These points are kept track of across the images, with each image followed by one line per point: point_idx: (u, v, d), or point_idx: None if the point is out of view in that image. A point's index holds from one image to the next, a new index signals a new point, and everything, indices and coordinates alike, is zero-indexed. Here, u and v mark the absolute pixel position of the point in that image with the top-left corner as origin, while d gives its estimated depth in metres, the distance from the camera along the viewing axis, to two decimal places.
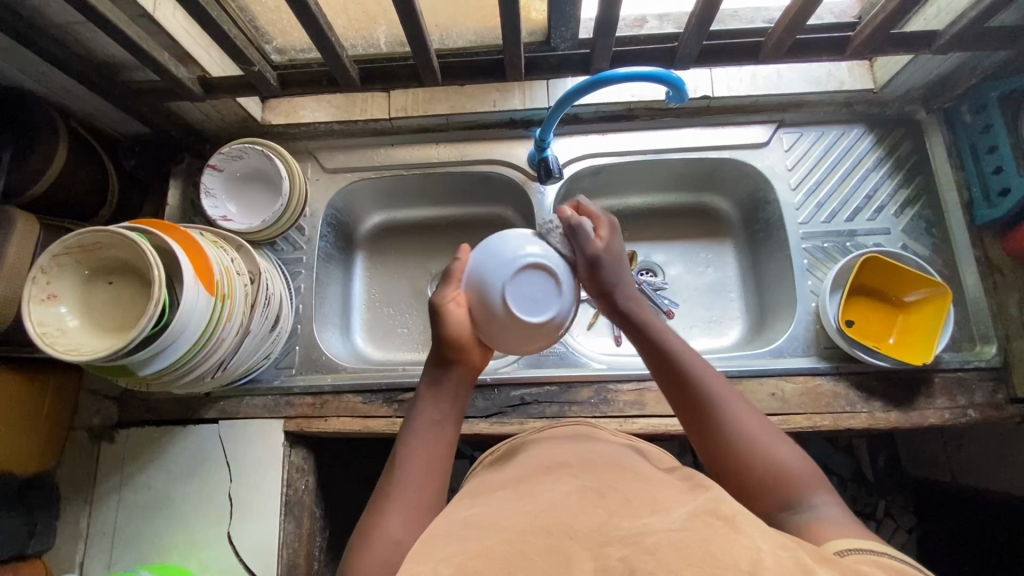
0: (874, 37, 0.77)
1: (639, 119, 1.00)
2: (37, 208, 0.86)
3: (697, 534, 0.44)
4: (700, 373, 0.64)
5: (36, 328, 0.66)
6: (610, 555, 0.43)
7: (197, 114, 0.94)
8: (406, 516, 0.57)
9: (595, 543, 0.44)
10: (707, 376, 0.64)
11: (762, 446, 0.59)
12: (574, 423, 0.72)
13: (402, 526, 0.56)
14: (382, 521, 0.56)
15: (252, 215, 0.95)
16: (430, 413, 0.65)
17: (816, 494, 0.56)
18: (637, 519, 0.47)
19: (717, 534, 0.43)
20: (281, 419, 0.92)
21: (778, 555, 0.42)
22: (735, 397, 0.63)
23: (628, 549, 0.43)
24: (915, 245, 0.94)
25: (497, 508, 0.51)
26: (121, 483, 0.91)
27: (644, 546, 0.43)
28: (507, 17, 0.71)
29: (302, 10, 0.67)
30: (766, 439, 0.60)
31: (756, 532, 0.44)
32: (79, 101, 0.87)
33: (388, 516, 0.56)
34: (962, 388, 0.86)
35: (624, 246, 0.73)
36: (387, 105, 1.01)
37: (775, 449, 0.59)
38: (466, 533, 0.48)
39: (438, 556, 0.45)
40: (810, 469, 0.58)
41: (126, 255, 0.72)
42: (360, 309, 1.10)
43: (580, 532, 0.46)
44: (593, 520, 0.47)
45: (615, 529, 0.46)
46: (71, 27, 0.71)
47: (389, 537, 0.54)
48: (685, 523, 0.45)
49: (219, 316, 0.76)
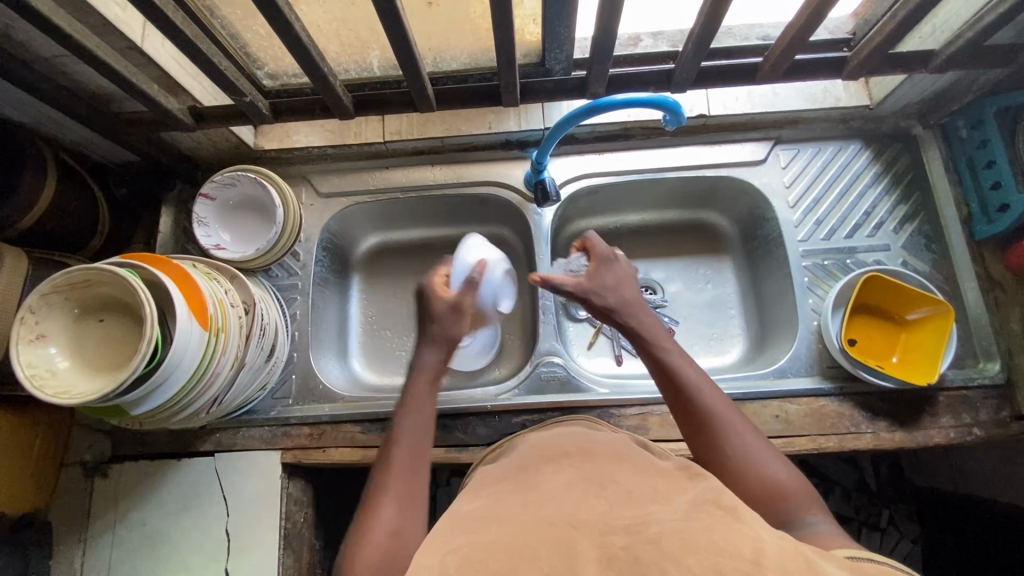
0: (872, 57, 0.76)
1: (636, 138, 1.00)
2: (25, 240, 0.84)
3: (698, 523, 0.43)
4: (702, 392, 0.65)
5: (24, 370, 0.64)
6: (613, 543, 0.43)
7: (189, 142, 0.93)
8: (396, 512, 0.58)
9: (598, 532, 0.44)
10: (710, 395, 0.65)
11: (759, 463, 0.60)
12: (575, 421, 0.74)
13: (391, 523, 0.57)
14: (374, 518, 0.58)
15: (248, 244, 0.94)
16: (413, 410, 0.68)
17: (810, 512, 0.57)
18: (643, 508, 0.48)
19: (718, 524, 0.43)
20: (278, 451, 0.90)
21: (780, 545, 0.42)
22: (737, 417, 0.64)
23: (631, 539, 0.43)
24: (915, 261, 0.94)
25: (500, 504, 0.52)
26: (115, 521, 0.89)
27: (648, 535, 0.43)
28: (501, 43, 0.70)
29: (294, 43, 0.66)
30: (764, 457, 0.60)
31: (758, 524, 0.44)
32: (68, 131, 0.86)
33: (379, 513, 0.58)
34: (966, 406, 0.86)
35: (626, 275, 0.77)
36: (381, 128, 1.00)
37: (773, 468, 0.60)
38: (473, 525, 0.49)
39: (447, 549, 0.45)
40: (805, 490, 0.58)
41: (117, 291, 0.70)
42: (357, 333, 1.09)
43: (587, 521, 0.46)
44: (597, 510, 0.48)
45: (616, 520, 0.46)
46: (59, 60, 0.70)
47: (378, 534, 0.56)
48: (688, 513, 0.46)
49: (213, 350, 0.74)
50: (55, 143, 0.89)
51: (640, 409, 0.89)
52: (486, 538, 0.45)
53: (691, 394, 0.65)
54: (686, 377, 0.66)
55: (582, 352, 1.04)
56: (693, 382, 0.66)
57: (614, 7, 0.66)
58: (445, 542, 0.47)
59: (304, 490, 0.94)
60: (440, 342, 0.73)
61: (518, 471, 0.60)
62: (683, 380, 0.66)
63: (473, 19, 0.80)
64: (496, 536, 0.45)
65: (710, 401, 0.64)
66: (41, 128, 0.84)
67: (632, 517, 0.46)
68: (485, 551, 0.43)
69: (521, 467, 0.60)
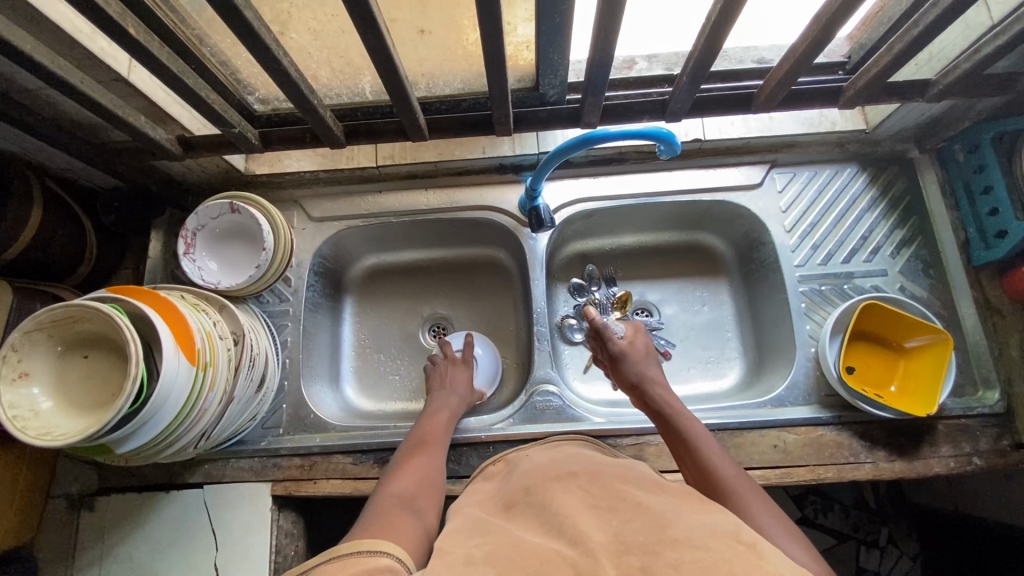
0: (869, 87, 0.76)
1: (630, 161, 0.99)
2: (10, 271, 0.83)
3: (720, 553, 0.42)
4: (715, 458, 0.67)
5: (6, 412, 0.63)
6: (630, 563, 0.42)
7: (179, 169, 0.92)
8: (415, 475, 0.72)
9: (613, 551, 0.44)
10: (725, 464, 0.66)
11: (768, 529, 0.56)
12: (572, 444, 0.71)
13: (410, 481, 0.70)
14: (396, 479, 0.70)
15: (234, 271, 0.92)
16: (438, 420, 0.84)
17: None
18: (655, 523, 0.47)
19: (739, 556, 0.41)
20: (268, 483, 0.89)
21: None
22: (754, 493, 0.62)
23: (649, 558, 0.42)
24: (913, 287, 0.93)
25: (510, 528, 0.51)
26: (101, 555, 0.88)
27: (667, 560, 0.42)
28: (493, 75, 0.69)
29: (283, 78, 0.65)
30: (775, 528, 0.57)
31: (779, 559, 0.42)
32: (55, 159, 0.85)
33: (401, 477, 0.71)
34: (966, 435, 0.85)
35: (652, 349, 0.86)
36: (374, 153, 0.99)
37: (784, 539, 0.55)
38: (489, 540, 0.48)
39: (465, 546, 0.47)
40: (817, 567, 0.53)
41: (102, 327, 0.69)
42: (349, 357, 1.07)
43: (600, 542, 0.45)
44: (611, 531, 0.47)
45: (635, 537, 0.45)
46: (41, 92, 0.68)
47: (400, 486, 0.69)
48: (706, 540, 0.44)
49: (201, 386, 0.73)
50: (42, 170, 0.87)
51: (637, 438, 0.88)
52: (496, 557, 0.45)
53: (705, 461, 0.67)
54: (702, 446, 0.69)
55: (577, 376, 1.03)
56: (709, 450, 0.68)
57: (608, 39, 0.65)
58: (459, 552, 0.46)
59: (295, 522, 0.92)
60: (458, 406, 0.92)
61: (520, 496, 0.58)
62: (699, 447, 0.68)
63: (466, 46, 0.79)
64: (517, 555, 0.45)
65: (725, 468, 0.65)
66: (26, 156, 0.83)
67: (649, 532, 0.46)
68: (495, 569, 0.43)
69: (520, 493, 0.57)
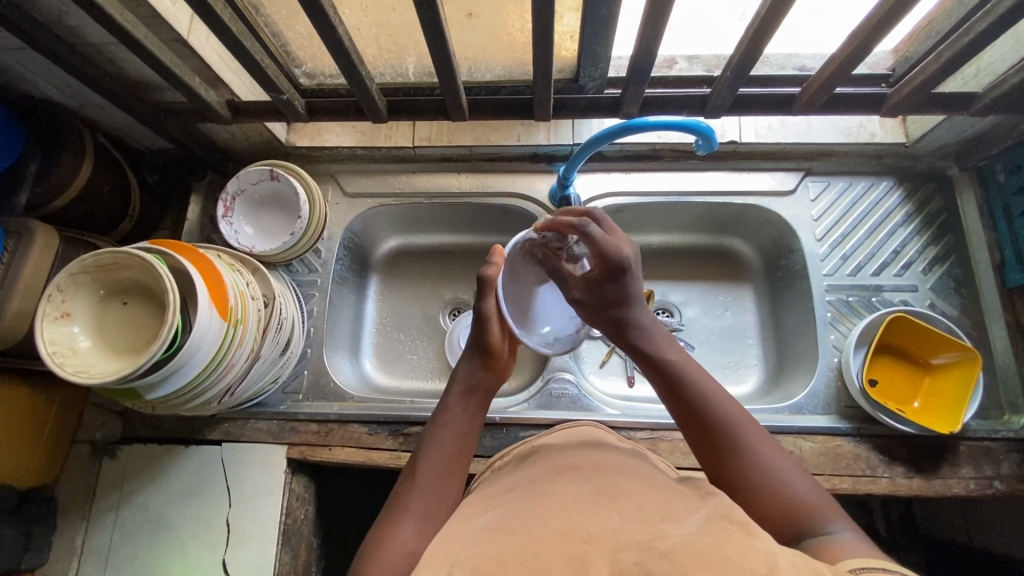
0: (914, 95, 0.75)
1: (663, 159, 1.00)
2: (58, 220, 0.87)
3: (713, 538, 0.42)
4: (713, 403, 0.58)
5: (47, 347, 0.65)
6: (625, 556, 0.42)
7: (222, 134, 0.94)
8: (421, 523, 0.56)
9: (610, 544, 0.44)
10: (723, 406, 0.58)
11: (774, 471, 0.54)
12: (585, 425, 0.71)
13: (417, 534, 0.55)
14: (398, 527, 0.55)
15: (269, 237, 0.95)
16: (457, 414, 0.67)
17: (828, 520, 0.50)
18: (653, 522, 0.46)
19: (733, 539, 0.42)
20: (285, 446, 0.90)
21: (795, 562, 0.41)
22: (753, 430, 0.57)
23: (644, 553, 0.42)
24: (942, 304, 0.92)
25: (509, 512, 0.50)
26: (119, 502, 0.90)
27: (660, 550, 0.42)
28: (537, 60, 0.71)
29: (336, 48, 0.68)
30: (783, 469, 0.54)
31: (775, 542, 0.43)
32: (107, 116, 0.88)
33: (402, 528, 0.55)
34: (988, 458, 0.83)
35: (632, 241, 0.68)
36: (411, 133, 1.01)
37: (788, 478, 0.54)
38: (483, 535, 0.47)
39: (466, 540, 0.47)
40: (821, 500, 0.52)
41: (143, 276, 0.71)
42: (371, 333, 1.09)
43: (594, 534, 0.45)
44: (607, 524, 0.46)
45: (630, 534, 0.45)
46: (105, 48, 0.72)
47: (405, 545, 0.53)
48: (702, 528, 0.44)
49: (230, 341, 0.74)
50: (96, 127, 0.91)
51: (650, 433, 0.88)
52: (498, 546, 0.45)
53: (702, 410, 0.58)
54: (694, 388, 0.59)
55: (594, 370, 1.04)
56: (705, 392, 0.59)
57: (655, 30, 0.66)
58: (450, 553, 0.46)
59: (306, 487, 0.94)
60: (487, 351, 0.72)
61: (526, 477, 0.58)
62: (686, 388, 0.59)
63: (511, 32, 0.80)
64: (503, 544, 0.45)
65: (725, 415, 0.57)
66: (80, 111, 0.86)
67: (647, 527, 0.46)
68: (500, 552, 0.44)
69: (529, 476, 0.57)
